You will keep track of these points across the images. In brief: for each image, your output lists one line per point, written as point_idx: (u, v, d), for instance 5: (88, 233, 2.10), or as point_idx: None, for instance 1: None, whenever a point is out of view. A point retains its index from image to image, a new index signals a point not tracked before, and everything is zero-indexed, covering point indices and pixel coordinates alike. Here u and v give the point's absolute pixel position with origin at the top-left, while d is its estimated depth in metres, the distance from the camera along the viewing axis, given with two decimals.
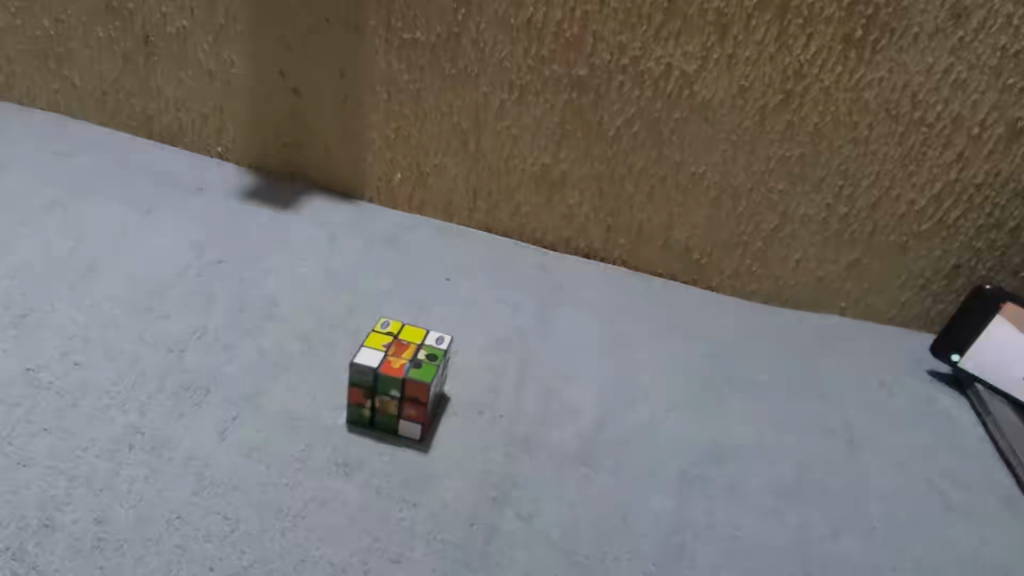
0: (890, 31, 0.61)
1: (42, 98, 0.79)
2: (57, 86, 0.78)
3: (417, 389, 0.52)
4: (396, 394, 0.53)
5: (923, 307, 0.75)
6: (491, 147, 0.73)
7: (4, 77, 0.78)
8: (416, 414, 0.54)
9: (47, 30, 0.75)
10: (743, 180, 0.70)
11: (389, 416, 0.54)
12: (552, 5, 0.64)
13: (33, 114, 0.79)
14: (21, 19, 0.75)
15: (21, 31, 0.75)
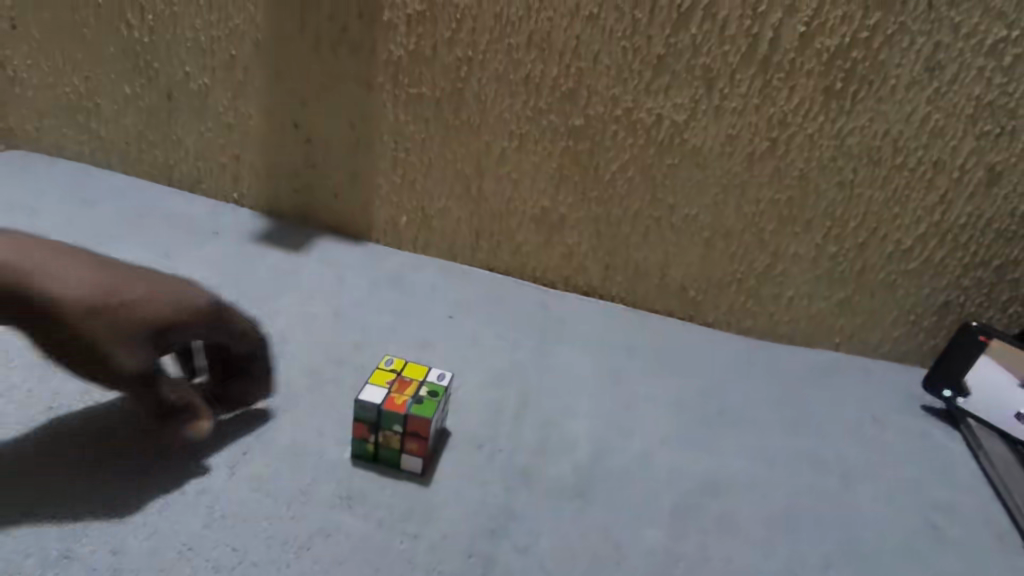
0: (868, 83, 0.64)
1: (68, 148, 0.84)
2: (84, 138, 0.83)
3: (419, 424, 0.55)
4: (398, 429, 0.55)
5: (915, 342, 0.77)
6: (493, 192, 0.77)
7: (35, 131, 0.84)
8: (417, 447, 0.56)
9: (77, 87, 0.80)
10: (735, 222, 0.73)
11: (391, 449, 0.57)
12: (549, 62, 0.68)
13: (60, 164, 0.84)
14: (54, 78, 0.80)
15: (53, 89, 0.81)
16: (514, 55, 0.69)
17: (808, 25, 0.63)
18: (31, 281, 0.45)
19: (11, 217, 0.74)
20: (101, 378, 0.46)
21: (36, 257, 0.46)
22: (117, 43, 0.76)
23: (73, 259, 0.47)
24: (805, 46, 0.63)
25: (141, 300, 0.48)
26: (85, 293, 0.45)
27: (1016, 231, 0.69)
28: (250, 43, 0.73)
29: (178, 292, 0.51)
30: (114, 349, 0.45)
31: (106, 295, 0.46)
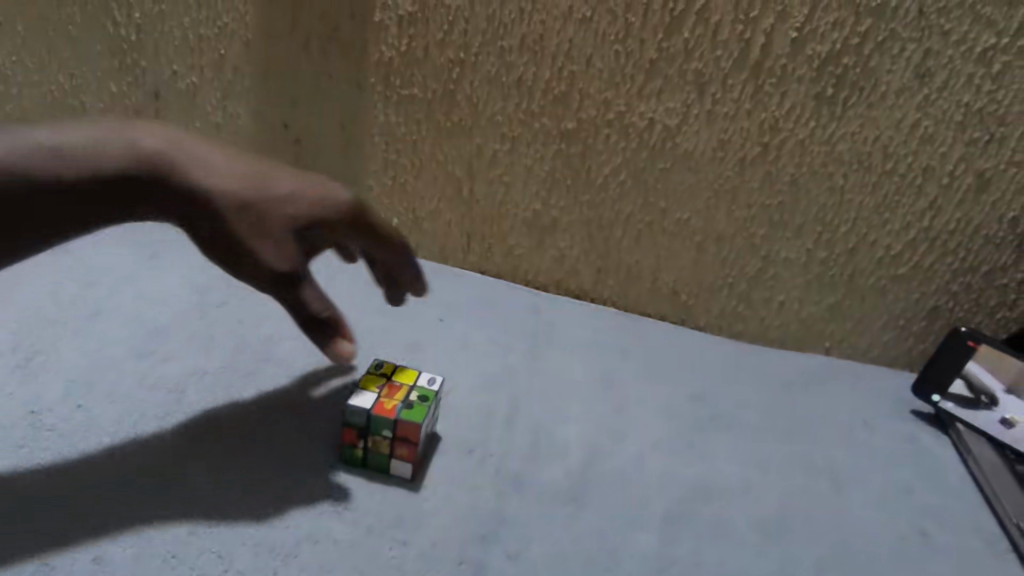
0: (859, 89, 0.64)
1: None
2: None
3: (409, 430, 0.54)
4: (387, 434, 0.55)
5: (904, 347, 0.78)
6: (485, 194, 0.76)
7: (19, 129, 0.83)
8: (406, 452, 0.55)
9: (62, 84, 0.79)
10: (726, 226, 0.74)
11: (379, 454, 0.56)
12: (541, 65, 0.68)
13: None
14: (39, 75, 0.79)
15: (38, 86, 0.79)
16: (507, 58, 0.68)
17: (800, 30, 0.62)
18: (188, 175, 0.46)
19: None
20: (250, 269, 0.49)
21: (191, 148, 0.47)
22: (103, 41, 0.75)
23: (224, 151, 0.49)
24: (796, 52, 0.63)
25: (285, 197, 0.49)
26: (235, 189, 0.47)
27: (1005, 238, 0.70)
28: (239, 42, 0.72)
29: (326, 192, 0.52)
30: (265, 248, 0.49)
31: (254, 192, 0.48)
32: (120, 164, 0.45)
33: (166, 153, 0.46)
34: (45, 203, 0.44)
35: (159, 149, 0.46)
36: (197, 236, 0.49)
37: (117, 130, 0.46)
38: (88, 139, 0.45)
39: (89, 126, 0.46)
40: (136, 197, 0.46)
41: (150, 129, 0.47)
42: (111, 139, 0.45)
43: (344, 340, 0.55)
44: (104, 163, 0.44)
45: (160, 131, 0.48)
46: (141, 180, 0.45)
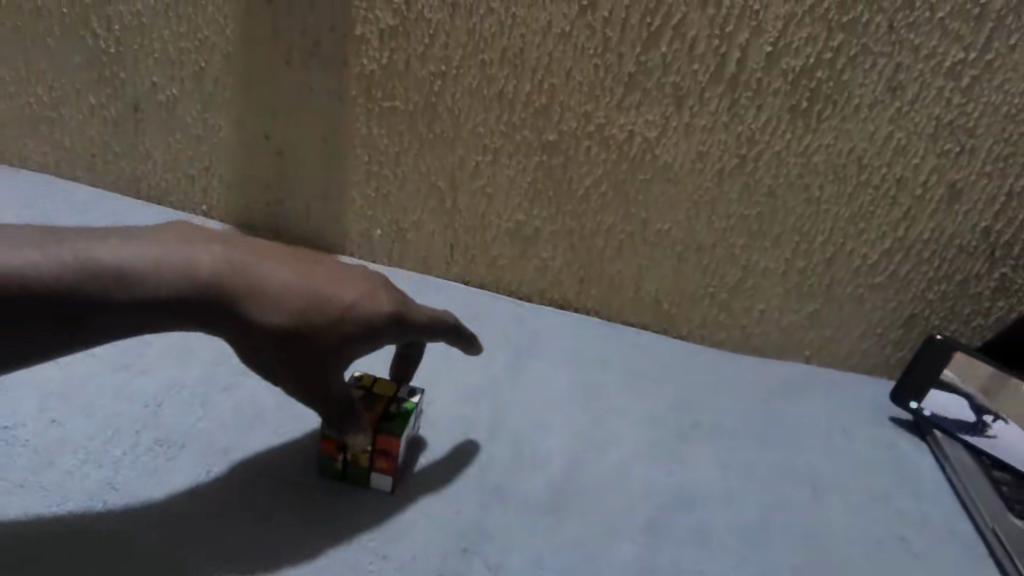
0: (833, 103, 0.65)
1: (30, 159, 0.82)
2: (46, 149, 0.81)
3: (389, 442, 0.54)
4: (368, 446, 0.54)
5: (883, 354, 0.79)
6: (467, 205, 0.77)
7: None
8: (385, 465, 0.55)
9: (40, 97, 0.78)
10: (706, 236, 0.74)
11: (359, 467, 0.56)
12: (522, 78, 0.69)
13: (20, 174, 0.82)
14: (16, 87, 0.78)
15: (15, 98, 0.79)
16: (488, 71, 0.69)
17: (775, 45, 0.63)
18: (242, 302, 0.47)
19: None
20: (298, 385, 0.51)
21: (245, 270, 0.47)
22: (82, 53, 0.75)
23: (277, 269, 0.48)
24: (772, 66, 0.64)
25: (336, 320, 0.48)
26: (284, 319, 0.47)
27: (978, 247, 0.71)
28: (221, 55, 0.73)
29: (377, 306, 0.51)
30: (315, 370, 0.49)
31: (303, 320, 0.47)
32: (178, 291, 0.46)
33: (221, 278, 0.46)
34: (103, 314, 0.45)
35: (214, 276, 0.46)
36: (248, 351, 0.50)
37: (176, 253, 0.47)
38: (148, 263, 0.45)
39: (150, 247, 0.46)
40: (190, 317, 0.47)
41: (206, 251, 0.47)
42: (170, 263, 0.46)
43: (363, 427, 0.53)
44: (164, 291, 0.45)
45: (217, 249, 0.47)
46: (197, 304, 0.46)
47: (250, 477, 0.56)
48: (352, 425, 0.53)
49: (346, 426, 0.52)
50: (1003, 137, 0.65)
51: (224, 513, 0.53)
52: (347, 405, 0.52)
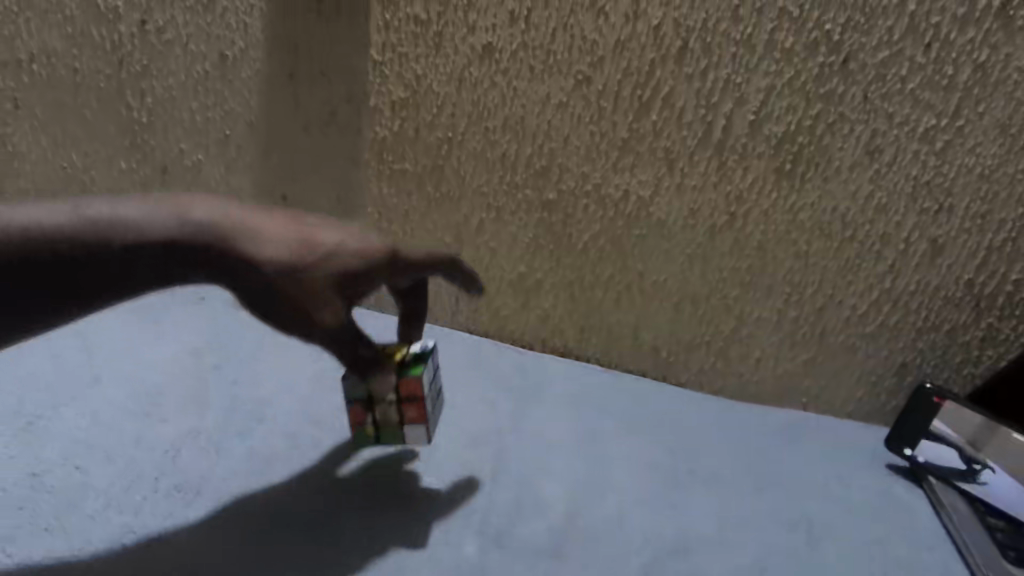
0: (815, 165, 0.68)
1: None
2: None
3: (410, 386, 0.57)
4: (393, 398, 0.58)
5: (877, 401, 0.81)
6: (471, 258, 0.81)
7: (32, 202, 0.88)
8: (416, 412, 0.59)
9: (72, 162, 0.84)
10: (700, 287, 0.78)
11: (393, 424, 0.60)
12: (522, 143, 0.73)
13: None
14: (52, 153, 0.84)
15: (50, 163, 0.85)
16: (491, 136, 0.73)
17: (757, 113, 0.66)
18: (237, 243, 0.49)
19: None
20: (299, 325, 0.52)
21: (241, 215, 0.51)
22: (115, 122, 0.81)
23: (269, 214, 0.52)
24: (755, 132, 0.67)
25: (330, 251, 0.52)
26: (281, 248, 0.50)
27: (962, 298, 0.73)
28: (244, 124, 0.78)
29: (365, 244, 0.55)
30: (315, 303, 0.51)
31: (299, 249, 0.51)
32: (179, 234, 0.49)
33: (217, 220, 0.50)
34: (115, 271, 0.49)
35: (212, 220, 0.50)
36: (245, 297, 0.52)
37: (174, 207, 0.50)
38: (151, 215, 0.49)
39: (150, 205, 0.50)
40: (193, 264, 0.50)
41: (202, 203, 0.51)
42: (171, 213, 0.50)
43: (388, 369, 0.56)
44: (160, 237, 0.49)
45: (210, 202, 0.51)
46: (197, 246, 0.49)
47: (262, 522, 0.58)
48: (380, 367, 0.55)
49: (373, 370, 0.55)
50: (979, 197, 0.68)
51: (237, 556, 0.55)
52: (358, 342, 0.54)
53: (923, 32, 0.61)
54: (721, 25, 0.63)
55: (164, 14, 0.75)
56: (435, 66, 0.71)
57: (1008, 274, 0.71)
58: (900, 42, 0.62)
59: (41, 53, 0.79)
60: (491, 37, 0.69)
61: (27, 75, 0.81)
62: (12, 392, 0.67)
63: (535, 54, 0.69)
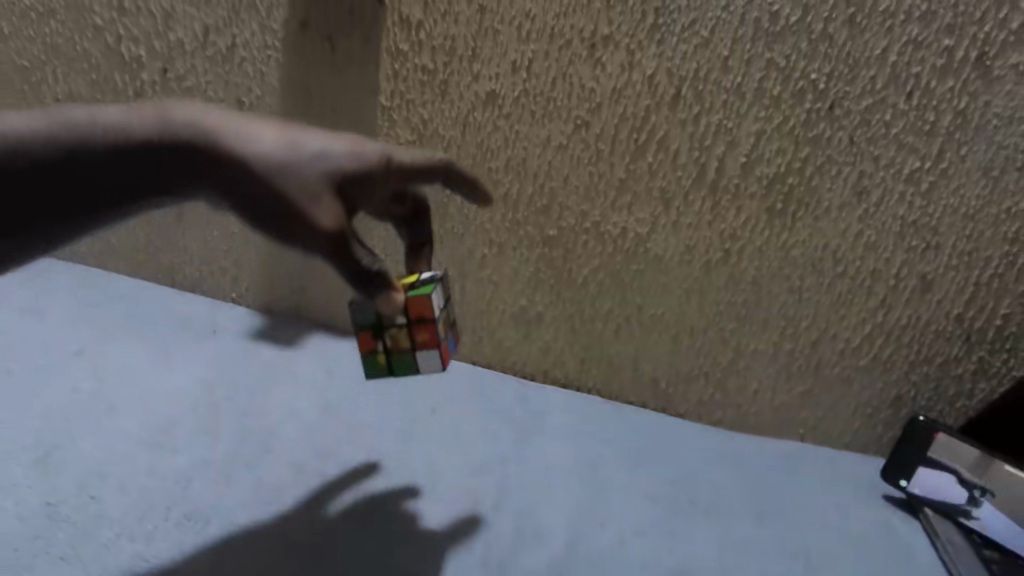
0: (806, 205, 0.71)
1: (80, 254, 0.93)
2: (95, 246, 0.92)
3: (419, 308, 0.58)
4: (403, 322, 0.58)
5: (875, 432, 0.82)
6: (474, 292, 0.83)
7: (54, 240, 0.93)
8: (427, 336, 0.60)
9: None
10: (698, 319, 0.80)
11: (404, 350, 0.61)
12: (524, 182, 0.76)
13: (71, 268, 0.92)
14: None
15: None
16: (493, 176, 0.77)
17: (748, 156, 0.69)
18: (232, 142, 0.52)
19: (22, 323, 0.81)
20: (299, 231, 0.52)
21: (233, 118, 0.54)
22: None
23: (262, 119, 0.55)
24: (747, 173, 0.70)
25: (324, 150, 0.55)
26: (275, 145, 0.53)
27: (953, 332, 0.75)
28: None
29: (357, 147, 0.58)
30: (309, 200, 0.53)
31: (294, 147, 0.54)
32: (171, 135, 0.52)
33: (212, 123, 0.53)
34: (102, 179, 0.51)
35: (206, 121, 0.53)
36: (241, 202, 0.53)
37: (165, 109, 0.53)
38: (144, 117, 0.52)
39: (143, 108, 0.53)
40: (186, 167, 0.52)
41: (182, 107, 0.53)
42: (164, 115, 0.52)
43: (393, 290, 0.55)
44: (143, 138, 0.51)
45: (202, 107, 0.54)
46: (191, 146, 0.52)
47: (271, 553, 0.60)
48: (385, 292, 0.54)
49: (379, 293, 0.54)
50: (966, 234, 0.70)
51: None
52: (359, 258, 0.53)
53: (905, 80, 0.63)
54: (712, 74, 0.67)
55: (184, 63, 0.79)
56: (440, 111, 0.75)
57: (997, 308, 0.73)
58: (883, 90, 0.64)
59: (68, 99, 0.85)
60: (494, 85, 0.72)
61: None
62: (31, 423, 0.69)
63: (536, 100, 0.72)
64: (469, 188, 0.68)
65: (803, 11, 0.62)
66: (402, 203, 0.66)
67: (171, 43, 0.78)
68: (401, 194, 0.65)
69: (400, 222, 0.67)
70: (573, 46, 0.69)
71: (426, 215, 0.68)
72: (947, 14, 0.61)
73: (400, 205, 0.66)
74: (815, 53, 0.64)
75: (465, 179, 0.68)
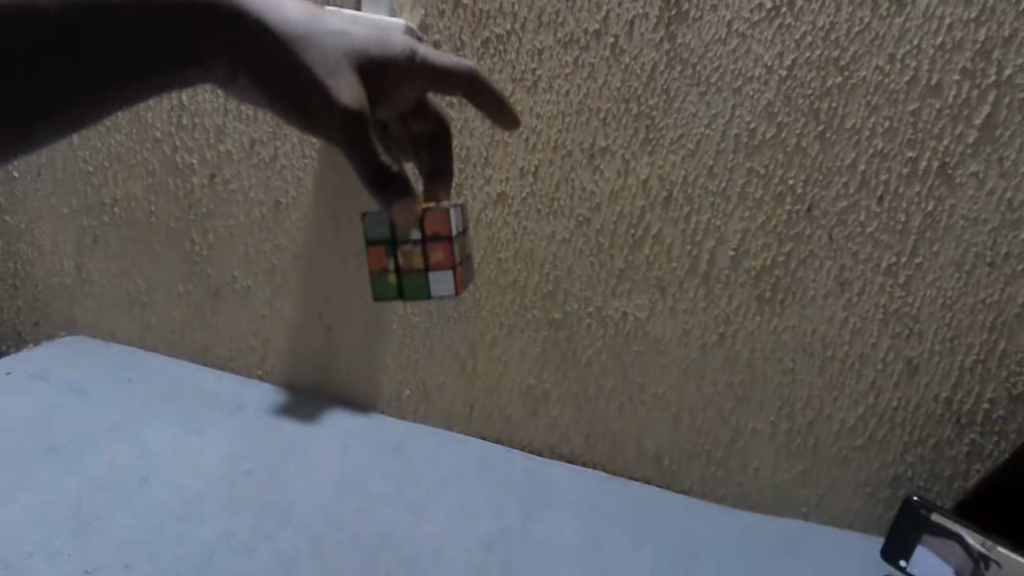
0: (793, 295, 0.75)
1: (127, 333, 1.04)
2: (137, 327, 1.03)
3: (434, 226, 0.64)
4: (417, 238, 0.65)
5: (876, 513, 0.79)
6: (485, 370, 0.89)
7: (107, 324, 1.05)
8: (440, 256, 0.66)
9: (139, 286, 1.00)
10: (697, 399, 0.83)
11: (417, 269, 0.67)
12: (531, 270, 0.83)
13: (117, 351, 1.03)
14: (126, 280, 1.01)
15: (121, 287, 1.02)
16: (503, 265, 0.84)
17: (736, 250, 0.75)
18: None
19: (73, 407, 0.90)
20: (316, 109, 0.48)
21: None
22: (180, 254, 0.96)
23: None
24: (736, 266, 0.76)
25: (350, 31, 0.52)
26: (298, 14, 0.50)
27: (943, 414, 0.74)
28: (289, 256, 0.91)
29: (383, 38, 0.55)
30: (328, 74, 0.48)
31: (318, 18, 0.50)
32: None
33: None
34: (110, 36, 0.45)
35: None
36: (254, 64, 0.49)
37: None
38: None
39: None
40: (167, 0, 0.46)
41: None
42: None
43: (413, 200, 0.49)
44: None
45: None
46: None
47: None
48: (401, 200, 0.48)
49: (395, 199, 0.48)
50: (946, 323, 0.71)
51: None
52: (379, 151, 0.48)
53: (875, 186, 0.69)
54: (699, 180, 0.74)
55: (232, 169, 0.90)
56: None
57: (983, 393, 0.72)
58: (856, 194, 0.70)
59: (124, 199, 0.97)
60: (504, 187, 0.81)
61: (109, 216, 0.99)
62: (73, 495, 0.75)
63: (543, 201, 0.80)
64: (495, 108, 0.67)
65: (777, 128, 0.70)
66: (423, 121, 0.66)
67: (221, 151, 0.90)
68: (421, 107, 0.64)
69: (421, 145, 0.67)
70: (574, 155, 0.78)
71: (445, 136, 0.68)
72: (908, 129, 0.67)
73: (421, 123, 0.66)
74: (791, 163, 0.71)
75: (489, 102, 0.66)
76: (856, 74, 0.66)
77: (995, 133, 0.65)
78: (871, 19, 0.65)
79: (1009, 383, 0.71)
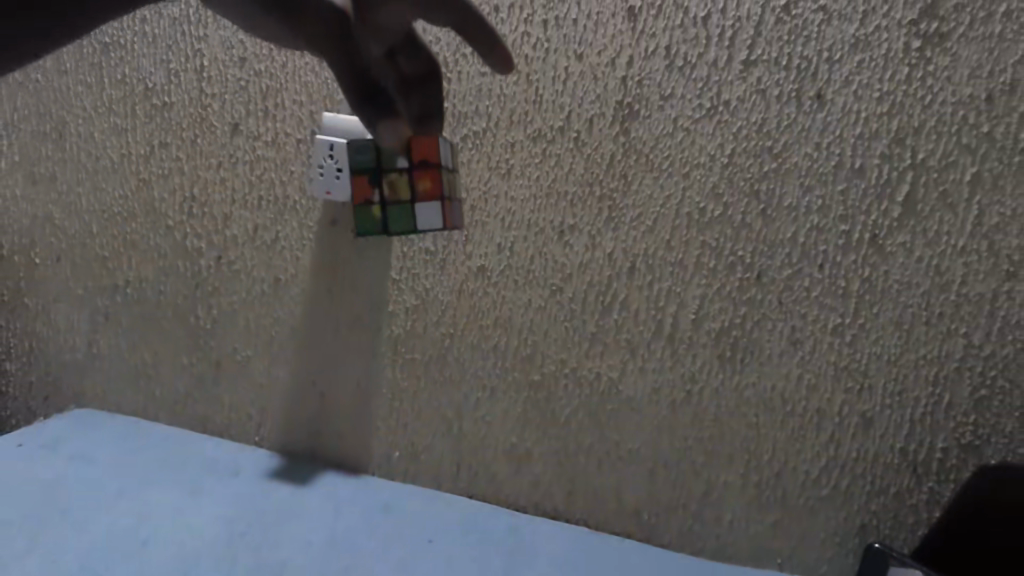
0: (750, 354, 0.82)
1: (133, 405, 1.09)
2: (142, 398, 1.08)
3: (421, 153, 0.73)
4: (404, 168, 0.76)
5: (846, 561, 0.82)
6: (471, 430, 0.94)
7: (114, 396, 1.10)
8: (426, 187, 0.76)
9: (146, 359, 1.06)
10: (670, 454, 0.88)
11: (405, 199, 0.78)
12: (511, 334, 0.90)
13: (122, 421, 1.08)
14: (133, 353, 1.07)
15: (127, 360, 1.07)
16: (484, 330, 0.90)
17: (696, 315, 0.83)
18: None
19: (78, 473, 0.95)
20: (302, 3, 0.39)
21: None
22: (185, 329, 1.02)
23: None
24: (697, 328, 0.83)
25: None
26: None
27: (900, 464, 0.78)
28: (287, 328, 0.97)
29: None
30: None
31: None
32: None
33: None
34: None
35: None
36: None
37: None
38: None
39: None
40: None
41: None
42: None
43: (402, 120, 0.40)
44: None
45: None
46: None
47: None
48: (388, 118, 0.39)
49: (381, 116, 0.39)
50: (892, 378, 0.77)
51: None
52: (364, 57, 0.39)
53: (815, 255, 0.77)
54: (659, 253, 0.82)
55: (236, 251, 0.97)
56: (440, 282, 0.91)
57: (934, 444, 0.76)
58: (799, 263, 0.78)
59: (136, 280, 1.04)
60: (484, 261, 0.89)
61: (121, 296, 1.06)
62: (77, 557, 0.79)
63: (519, 273, 0.88)
64: (484, 48, 0.48)
65: (723, 207, 0.79)
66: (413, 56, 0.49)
67: (227, 236, 0.98)
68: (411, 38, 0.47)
69: (411, 86, 0.49)
70: (546, 232, 0.86)
71: (438, 80, 0.50)
72: (839, 207, 0.75)
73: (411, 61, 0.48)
74: (738, 237, 0.79)
75: (480, 36, 0.48)
76: (789, 160, 0.76)
77: (917, 208, 0.73)
78: (796, 115, 0.75)
79: (958, 433, 0.75)
